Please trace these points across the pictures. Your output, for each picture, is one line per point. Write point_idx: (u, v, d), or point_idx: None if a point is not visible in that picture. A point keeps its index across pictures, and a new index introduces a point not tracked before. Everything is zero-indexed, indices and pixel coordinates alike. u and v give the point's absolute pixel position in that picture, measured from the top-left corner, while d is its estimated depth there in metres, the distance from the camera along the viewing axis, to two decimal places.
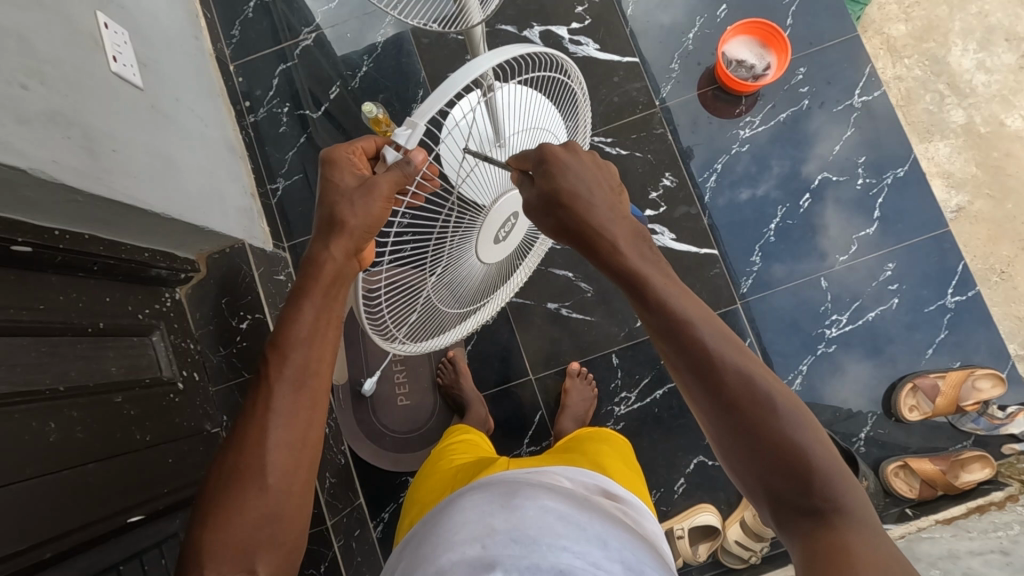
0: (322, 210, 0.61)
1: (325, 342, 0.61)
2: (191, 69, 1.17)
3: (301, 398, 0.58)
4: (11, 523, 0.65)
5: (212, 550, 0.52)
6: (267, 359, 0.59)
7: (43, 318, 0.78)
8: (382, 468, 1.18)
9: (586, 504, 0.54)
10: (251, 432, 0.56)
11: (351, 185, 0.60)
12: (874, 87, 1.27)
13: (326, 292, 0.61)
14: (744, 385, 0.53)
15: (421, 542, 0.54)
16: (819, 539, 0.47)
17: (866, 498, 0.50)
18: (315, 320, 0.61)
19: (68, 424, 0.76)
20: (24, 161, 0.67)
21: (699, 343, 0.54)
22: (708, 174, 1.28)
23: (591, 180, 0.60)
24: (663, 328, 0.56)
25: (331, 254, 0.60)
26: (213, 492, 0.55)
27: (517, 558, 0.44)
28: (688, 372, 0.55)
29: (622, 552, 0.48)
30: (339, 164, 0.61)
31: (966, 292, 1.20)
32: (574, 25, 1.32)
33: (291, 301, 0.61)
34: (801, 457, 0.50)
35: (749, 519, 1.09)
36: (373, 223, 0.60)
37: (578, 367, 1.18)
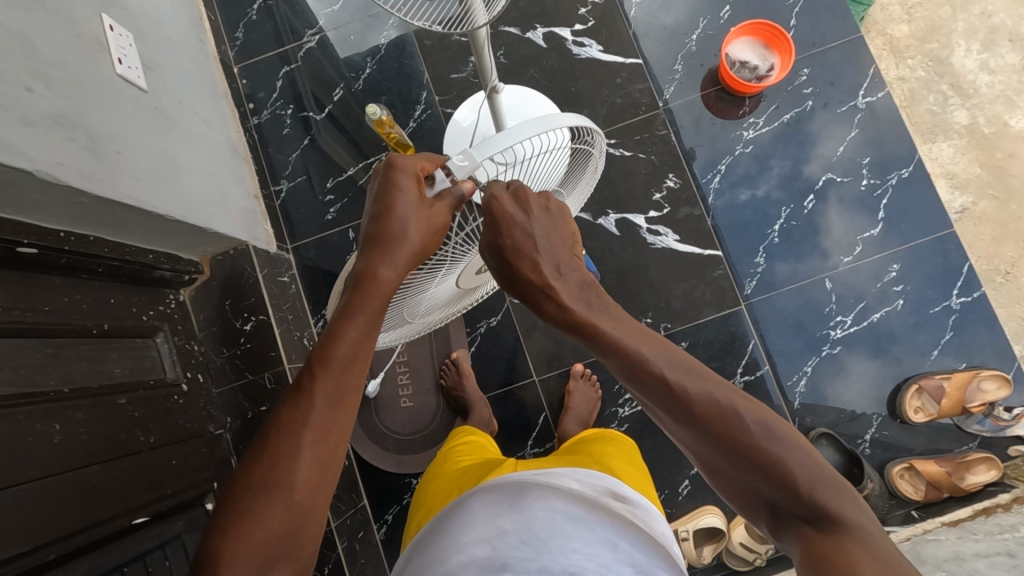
0: (376, 223, 0.61)
1: (362, 362, 0.61)
2: (195, 71, 1.18)
3: (337, 414, 0.58)
4: (15, 525, 0.65)
5: (232, 560, 0.51)
6: (310, 370, 0.59)
7: (47, 319, 0.78)
8: (385, 469, 1.18)
9: (602, 507, 0.54)
10: (282, 444, 0.56)
11: (414, 204, 0.60)
12: (877, 87, 1.27)
13: (375, 309, 0.61)
14: (709, 403, 0.53)
15: (430, 541, 0.54)
16: (814, 544, 0.47)
17: (854, 494, 0.50)
18: (359, 337, 0.60)
19: (72, 426, 0.76)
20: (28, 163, 0.67)
21: (658, 374, 0.55)
22: (711, 175, 1.28)
23: (542, 228, 0.59)
24: (620, 364, 0.57)
25: (396, 276, 0.61)
26: (236, 498, 0.54)
27: (529, 562, 0.44)
28: (656, 403, 0.56)
29: (632, 553, 0.48)
30: (405, 174, 0.61)
31: (971, 293, 1.20)
32: (577, 27, 1.32)
33: (340, 317, 0.61)
34: (779, 465, 0.50)
35: None
36: (426, 248, 0.61)
37: (581, 368, 1.18)
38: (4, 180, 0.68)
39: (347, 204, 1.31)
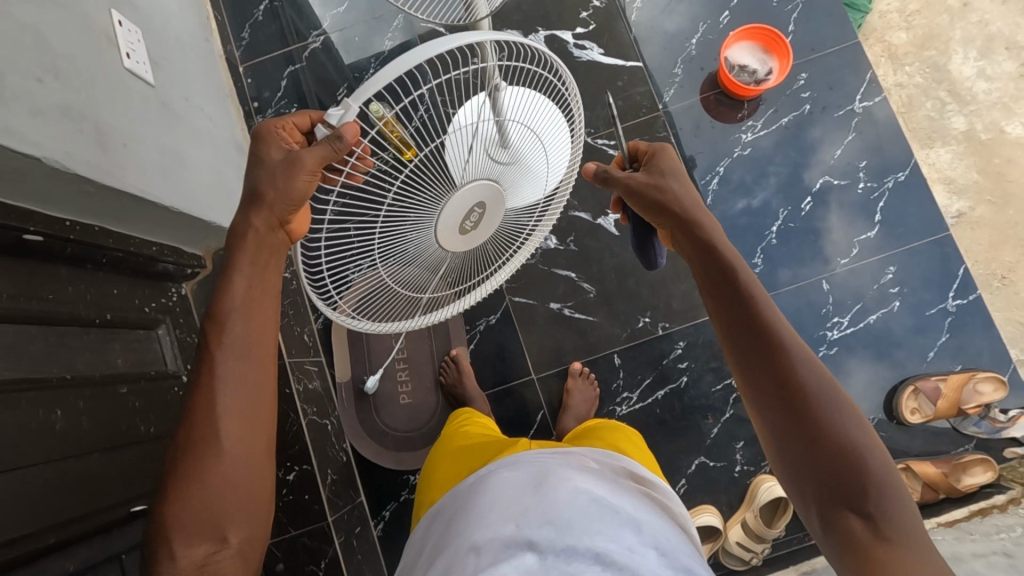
0: (251, 182, 0.62)
1: (263, 306, 0.62)
2: (202, 69, 1.19)
3: (245, 362, 0.59)
4: (15, 510, 0.64)
5: (177, 524, 0.53)
6: (205, 329, 0.59)
7: (53, 308, 0.79)
8: (383, 465, 1.18)
9: (617, 488, 0.56)
10: (199, 401, 0.57)
11: (275, 159, 0.60)
12: (875, 92, 1.29)
13: (257, 258, 0.62)
14: (811, 374, 0.56)
15: (457, 507, 0.57)
16: (865, 543, 0.50)
17: (916, 511, 0.52)
18: (248, 288, 0.61)
19: (73, 413, 0.76)
20: (37, 150, 0.68)
21: (775, 331, 0.58)
22: (710, 178, 1.29)
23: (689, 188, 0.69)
24: (738, 313, 0.60)
25: (254, 226, 0.62)
26: (173, 462, 0.56)
27: (550, 539, 0.47)
28: (755, 356, 0.58)
29: (655, 536, 0.51)
30: (267, 140, 0.61)
31: (967, 296, 1.21)
32: (579, 30, 1.34)
33: (222, 274, 0.62)
34: (857, 459, 0.52)
35: (751, 520, 1.09)
36: (299, 197, 0.59)
37: (579, 366, 1.19)
38: (13, 169, 0.68)
39: None
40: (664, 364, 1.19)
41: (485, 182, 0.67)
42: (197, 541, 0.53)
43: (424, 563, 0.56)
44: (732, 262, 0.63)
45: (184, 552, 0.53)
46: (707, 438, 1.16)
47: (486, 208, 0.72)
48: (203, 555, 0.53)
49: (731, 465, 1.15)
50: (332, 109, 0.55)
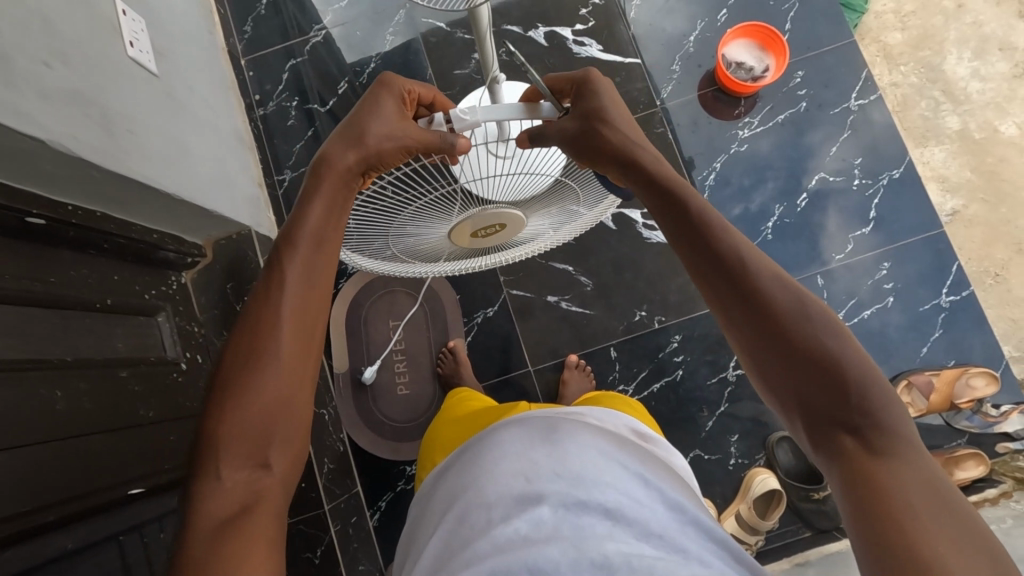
0: (352, 121, 0.65)
1: (332, 245, 0.64)
2: (205, 62, 1.20)
3: (308, 293, 0.61)
4: (15, 487, 0.65)
5: (224, 438, 0.53)
6: (277, 251, 0.62)
7: (55, 291, 0.79)
8: (380, 456, 1.19)
9: (623, 445, 0.65)
10: (263, 323, 0.58)
11: (391, 111, 0.66)
12: (870, 90, 1.30)
13: (333, 192, 0.63)
14: (777, 292, 0.55)
15: (471, 459, 0.64)
16: (855, 458, 0.49)
17: (907, 418, 0.51)
18: (322, 222, 0.63)
19: (74, 394, 0.77)
20: (43, 133, 0.69)
21: (741, 254, 0.57)
22: (708, 173, 1.30)
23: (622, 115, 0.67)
24: (696, 241, 0.60)
25: (345, 160, 0.63)
26: (223, 381, 0.56)
27: (566, 492, 0.55)
28: (723, 282, 0.57)
29: (663, 492, 0.59)
30: (393, 92, 0.68)
31: (960, 292, 1.22)
32: (579, 27, 1.35)
33: (301, 200, 0.63)
34: (836, 369, 0.52)
35: (745, 512, 1.09)
36: (387, 164, 0.64)
37: (576, 358, 1.20)
38: (20, 151, 0.69)
39: None
40: (660, 357, 1.20)
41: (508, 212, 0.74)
42: (242, 461, 0.53)
43: (438, 505, 0.65)
44: (686, 194, 0.62)
45: (230, 472, 0.52)
46: (702, 431, 1.17)
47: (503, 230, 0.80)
48: (245, 476, 0.53)
49: (725, 458, 1.16)
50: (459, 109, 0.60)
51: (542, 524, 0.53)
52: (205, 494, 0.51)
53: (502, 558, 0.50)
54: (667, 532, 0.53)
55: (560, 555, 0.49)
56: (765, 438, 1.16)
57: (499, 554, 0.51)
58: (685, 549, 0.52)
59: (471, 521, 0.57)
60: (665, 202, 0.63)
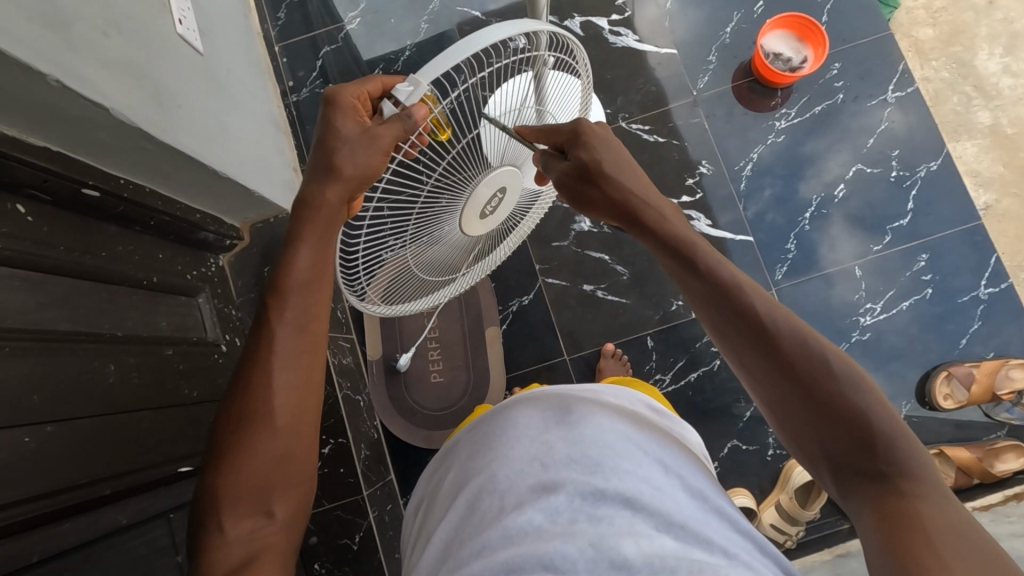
0: (319, 153, 0.60)
1: (322, 283, 0.61)
2: (242, 45, 1.19)
3: (301, 338, 0.59)
4: (71, 459, 0.63)
5: (226, 490, 0.52)
6: (267, 300, 0.59)
7: (104, 265, 0.78)
8: (414, 444, 1.18)
9: (639, 423, 0.60)
10: (256, 375, 0.56)
11: (352, 133, 0.58)
12: (908, 83, 1.30)
13: (323, 233, 0.60)
14: (797, 342, 0.52)
15: (475, 444, 0.62)
16: (884, 506, 0.46)
17: (935, 465, 0.48)
18: (313, 263, 0.60)
19: (126, 368, 0.75)
20: (105, 100, 0.68)
21: (750, 306, 0.54)
22: (744, 163, 1.30)
23: (618, 153, 0.64)
24: (708, 291, 0.56)
25: (325, 199, 0.59)
26: (224, 435, 0.55)
27: (584, 481, 0.50)
28: (736, 334, 0.55)
29: (687, 479, 0.54)
30: (342, 108, 0.59)
31: (998, 284, 1.22)
32: (614, 17, 1.36)
33: (286, 245, 0.60)
34: (861, 418, 0.49)
35: (786, 502, 1.09)
36: (370, 173, 0.58)
37: (612, 347, 1.19)
38: (80, 117, 0.68)
39: None
40: (696, 347, 1.20)
41: (508, 169, 0.72)
42: (244, 513, 0.52)
43: (444, 495, 0.61)
44: (688, 239, 0.59)
45: (233, 523, 0.52)
46: (739, 422, 1.16)
47: (507, 194, 0.76)
48: (247, 525, 0.52)
49: (763, 449, 1.15)
50: (399, 86, 0.54)
51: (558, 515, 0.48)
52: (210, 547, 0.51)
53: (506, 551, 0.47)
54: (693, 522, 0.49)
55: (578, 551, 0.45)
56: None
57: (512, 546, 0.47)
58: (710, 540, 0.48)
59: (482, 507, 0.53)
60: (669, 248, 0.60)
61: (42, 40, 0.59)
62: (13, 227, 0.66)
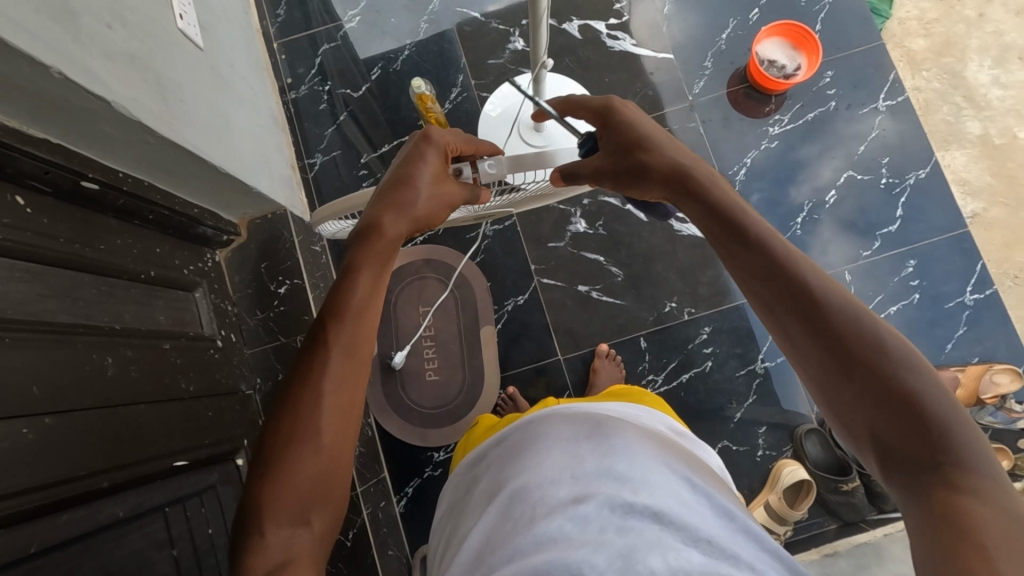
0: (396, 185, 0.67)
1: (377, 308, 0.62)
2: (244, 41, 1.20)
3: (353, 361, 0.58)
4: (69, 450, 0.64)
5: (268, 498, 0.52)
6: (322, 319, 0.59)
7: (104, 258, 0.79)
8: (409, 441, 1.19)
9: (666, 446, 0.62)
10: (307, 393, 0.55)
11: (436, 177, 0.70)
12: (899, 92, 1.33)
13: (384, 259, 0.64)
14: (847, 316, 0.49)
15: (508, 454, 0.63)
16: (941, 500, 0.43)
17: (995, 461, 0.45)
18: (370, 287, 0.62)
19: (123, 361, 0.75)
20: (108, 93, 0.68)
21: (801, 279, 0.52)
22: (738, 169, 1.32)
23: (652, 127, 0.71)
24: (760, 265, 0.54)
25: (394, 228, 0.65)
26: (269, 448, 0.54)
27: (615, 493, 0.52)
28: (781, 306, 0.52)
29: (712, 496, 0.56)
30: (432, 146, 0.71)
31: (984, 291, 1.24)
32: (613, 21, 1.37)
33: (347, 269, 0.62)
34: (914, 402, 0.46)
35: (774, 502, 1.11)
36: (438, 217, 0.71)
37: (606, 348, 1.20)
38: (83, 110, 0.68)
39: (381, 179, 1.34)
40: (689, 349, 1.21)
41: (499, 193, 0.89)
42: (283, 521, 0.52)
43: (473, 505, 0.62)
44: (745, 213, 0.58)
45: (273, 529, 0.51)
46: (730, 423, 1.18)
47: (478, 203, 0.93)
48: (287, 531, 0.52)
49: (753, 449, 1.17)
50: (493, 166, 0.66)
51: (588, 523, 0.50)
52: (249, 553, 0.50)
53: (536, 556, 0.48)
54: (720, 537, 0.50)
55: (605, 562, 0.47)
56: (794, 429, 1.17)
57: (543, 551, 0.49)
58: (738, 557, 0.49)
59: (516, 510, 0.54)
60: (720, 222, 0.59)
61: (47, 32, 0.59)
62: (13, 218, 0.66)
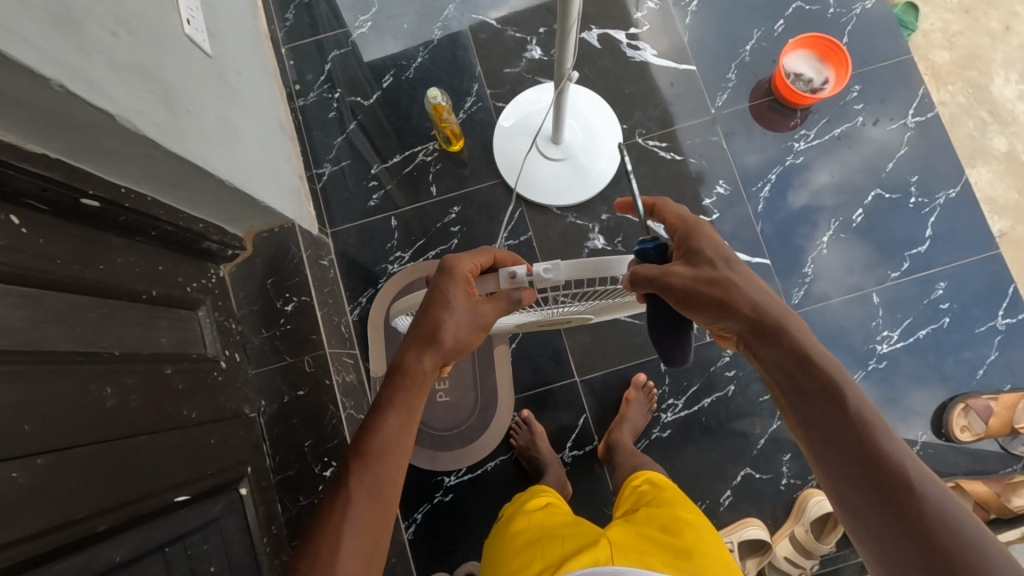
0: (421, 320, 0.66)
1: (403, 451, 0.63)
2: (252, 48, 1.15)
3: (374, 504, 0.60)
4: (62, 491, 0.58)
5: None
6: (347, 463, 0.62)
7: (104, 279, 0.74)
8: (418, 466, 1.14)
9: None
10: (326, 537, 0.57)
11: (461, 306, 0.65)
12: (927, 108, 1.29)
13: (410, 402, 0.64)
14: (941, 506, 0.50)
15: None
16: None
17: None
18: (395, 429, 0.63)
19: (123, 390, 0.70)
20: (113, 106, 0.63)
21: (887, 453, 0.53)
22: (761, 185, 1.28)
23: (732, 260, 0.63)
24: (845, 428, 0.54)
25: (422, 367, 0.65)
26: None
27: None
28: (864, 481, 0.53)
29: None
30: (455, 278, 0.67)
31: (1016, 315, 1.20)
32: (632, 30, 1.33)
33: (375, 410, 0.65)
34: None
35: (800, 533, 1.06)
36: (465, 343, 0.66)
37: (643, 380, 1.15)
38: (86, 124, 0.64)
39: (391, 190, 1.29)
40: (711, 370, 1.17)
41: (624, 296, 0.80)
42: None
43: None
44: (830, 373, 0.57)
45: None
46: (754, 449, 1.14)
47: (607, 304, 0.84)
48: None
49: (777, 477, 1.13)
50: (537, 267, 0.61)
51: None
52: None
53: None
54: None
55: None
56: None
57: None
58: None
59: None
60: (801, 379, 0.58)
61: (50, 41, 0.54)
62: (9, 239, 0.61)
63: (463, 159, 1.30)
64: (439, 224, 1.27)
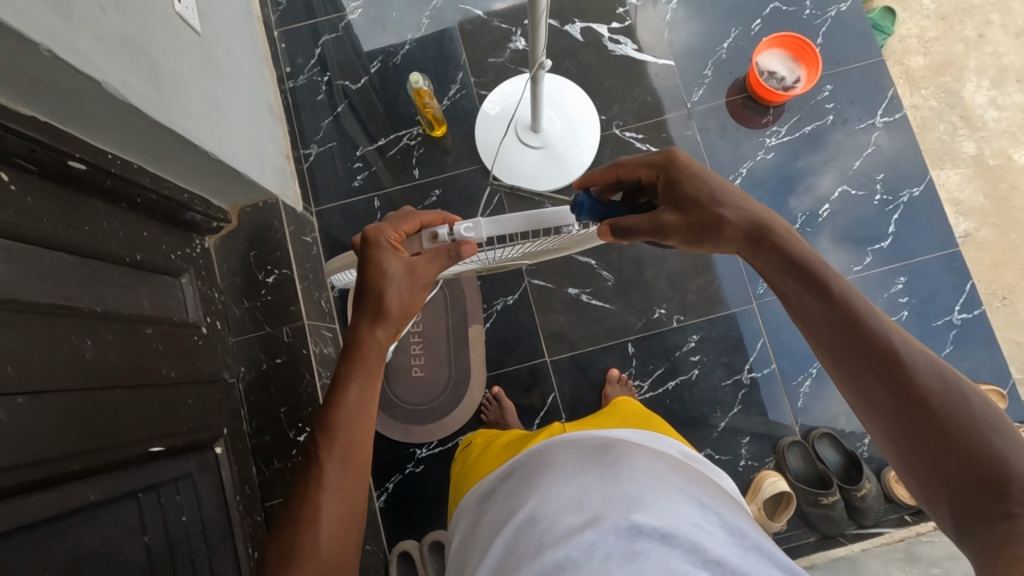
0: (364, 293, 0.69)
1: (368, 418, 0.68)
2: (243, 30, 1.19)
3: (346, 470, 0.64)
4: (40, 432, 0.63)
5: None
6: (316, 438, 0.66)
7: (88, 241, 0.78)
8: (391, 437, 1.19)
9: (682, 470, 0.61)
10: (304, 509, 0.62)
11: (396, 272, 0.68)
12: (896, 109, 1.33)
13: (369, 370, 0.69)
14: (933, 374, 0.52)
15: (520, 481, 0.61)
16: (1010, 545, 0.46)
17: None
18: (358, 398, 0.67)
19: (102, 345, 0.74)
20: (99, 74, 0.67)
21: (890, 343, 0.54)
22: (732, 178, 1.32)
23: (707, 177, 0.64)
24: (833, 317, 0.56)
25: (376, 337, 0.69)
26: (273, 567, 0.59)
27: (622, 516, 0.51)
28: (855, 361, 0.55)
29: (724, 516, 0.56)
30: (382, 249, 0.69)
31: (972, 310, 1.25)
32: (614, 25, 1.37)
33: (336, 383, 0.68)
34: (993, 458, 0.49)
35: (754, 512, 1.11)
36: (411, 307, 0.70)
37: (617, 373, 1.20)
38: (73, 90, 0.68)
39: (376, 172, 1.33)
40: (676, 355, 1.21)
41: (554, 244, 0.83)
42: None
43: (481, 537, 0.60)
44: (821, 268, 0.59)
45: None
46: (715, 432, 1.18)
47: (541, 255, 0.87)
48: None
49: (736, 459, 1.17)
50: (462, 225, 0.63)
51: (595, 549, 0.49)
52: None
53: None
54: (728, 559, 0.50)
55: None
56: (777, 441, 1.17)
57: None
58: None
59: (534, 534, 0.52)
60: (798, 274, 0.59)
61: (39, 11, 0.59)
62: None
63: (446, 145, 1.34)
64: (420, 207, 1.31)
